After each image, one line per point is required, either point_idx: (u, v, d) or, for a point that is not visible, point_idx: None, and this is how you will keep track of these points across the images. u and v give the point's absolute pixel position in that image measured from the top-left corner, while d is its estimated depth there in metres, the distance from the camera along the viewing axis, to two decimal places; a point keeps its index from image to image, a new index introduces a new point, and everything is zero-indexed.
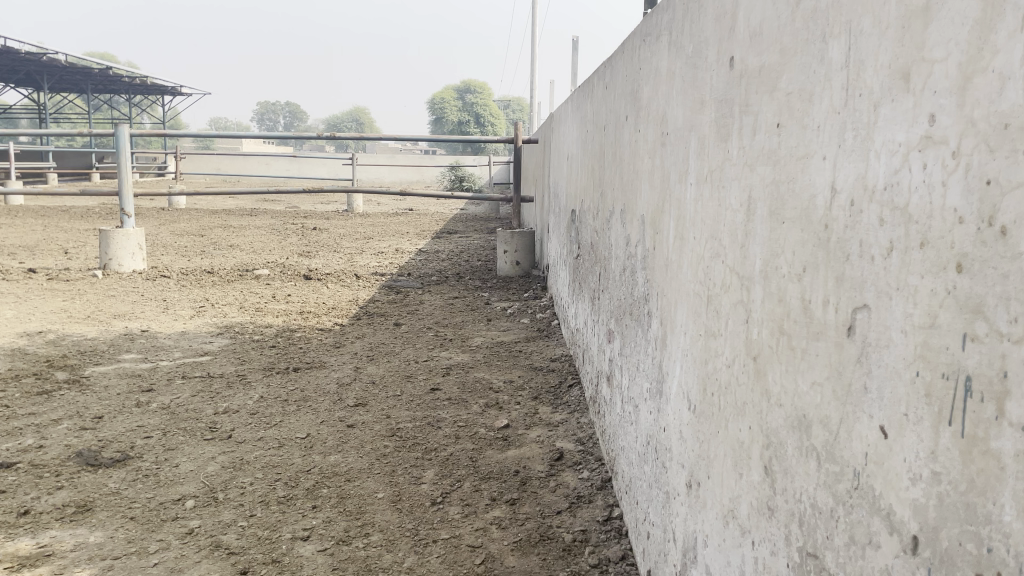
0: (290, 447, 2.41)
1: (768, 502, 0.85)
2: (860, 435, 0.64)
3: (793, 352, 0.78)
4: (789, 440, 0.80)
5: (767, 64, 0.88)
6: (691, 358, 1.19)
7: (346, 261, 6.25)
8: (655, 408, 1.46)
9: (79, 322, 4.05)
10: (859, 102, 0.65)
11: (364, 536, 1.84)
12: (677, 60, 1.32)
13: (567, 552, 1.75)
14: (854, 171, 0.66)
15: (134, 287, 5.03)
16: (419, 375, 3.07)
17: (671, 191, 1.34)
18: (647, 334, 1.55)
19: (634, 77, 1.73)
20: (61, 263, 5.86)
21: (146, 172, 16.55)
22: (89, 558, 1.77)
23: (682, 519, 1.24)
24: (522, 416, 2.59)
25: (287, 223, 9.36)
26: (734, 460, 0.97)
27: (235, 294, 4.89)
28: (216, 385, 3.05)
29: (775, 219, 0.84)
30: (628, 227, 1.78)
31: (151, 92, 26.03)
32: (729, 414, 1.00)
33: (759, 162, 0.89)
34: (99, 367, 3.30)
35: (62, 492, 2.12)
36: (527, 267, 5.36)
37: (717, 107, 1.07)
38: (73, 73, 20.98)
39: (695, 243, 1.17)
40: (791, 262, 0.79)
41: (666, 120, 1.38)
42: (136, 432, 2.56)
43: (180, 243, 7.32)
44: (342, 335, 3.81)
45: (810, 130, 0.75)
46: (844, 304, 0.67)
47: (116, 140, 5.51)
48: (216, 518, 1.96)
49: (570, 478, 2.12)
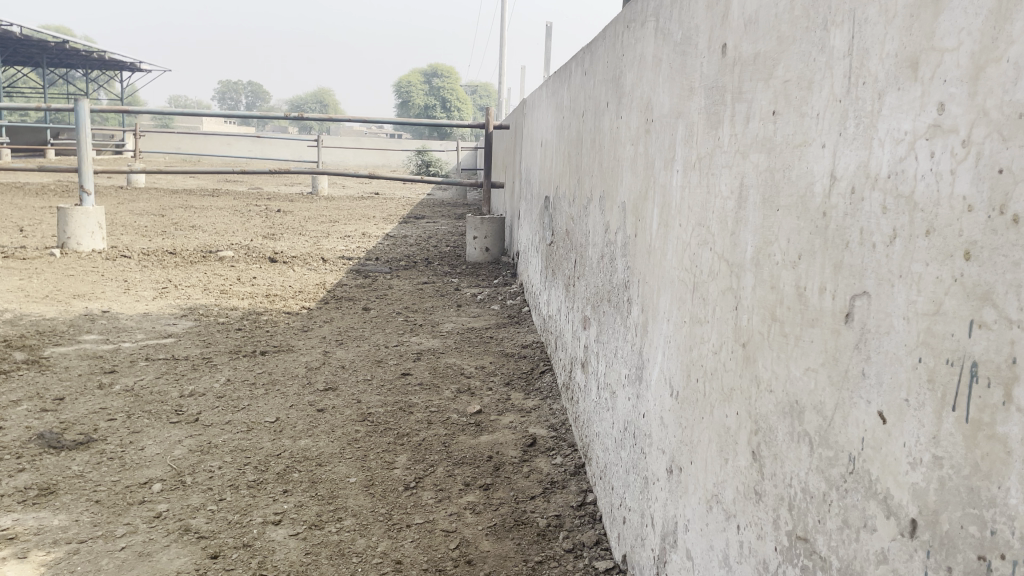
0: (259, 431, 2.38)
1: (756, 486, 0.86)
2: (857, 421, 0.65)
3: (786, 339, 0.79)
4: (779, 425, 0.80)
5: (763, 51, 0.88)
6: (674, 345, 1.20)
7: (312, 244, 6.19)
8: (634, 394, 1.47)
9: (37, 302, 3.95)
10: (862, 90, 0.66)
11: (337, 521, 1.83)
12: (664, 46, 1.32)
13: (542, 537, 1.75)
14: (856, 159, 0.66)
15: (94, 267, 4.92)
16: (389, 360, 3.06)
17: (656, 178, 1.35)
18: (626, 321, 1.56)
19: (617, 63, 1.73)
20: (16, 241, 5.71)
21: (105, 149, 16.17)
22: (54, 542, 1.74)
23: (662, 504, 1.25)
24: (494, 402, 2.59)
25: (251, 205, 9.21)
26: (719, 446, 0.98)
27: (199, 276, 4.81)
28: (181, 368, 3.00)
29: (769, 206, 0.84)
30: (607, 214, 1.79)
31: (110, 68, 25.36)
32: (715, 400, 1.00)
33: (753, 149, 0.90)
34: (59, 347, 3.23)
35: (24, 474, 2.07)
36: (497, 254, 5.35)
37: (707, 94, 1.07)
38: (29, 45, 20.43)
39: (680, 230, 1.18)
40: (785, 250, 0.80)
41: (652, 106, 1.38)
42: (99, 414, 2.50)
43: (141, 223, 7.17)
44: (310, 319, 3.77)
45: (809, 118, 0.75)
46: (841, 292, 0.68)
47: (76, 115, 5.36)
48: (184, 502, 1.93)
49: (543, 464, 2.12)
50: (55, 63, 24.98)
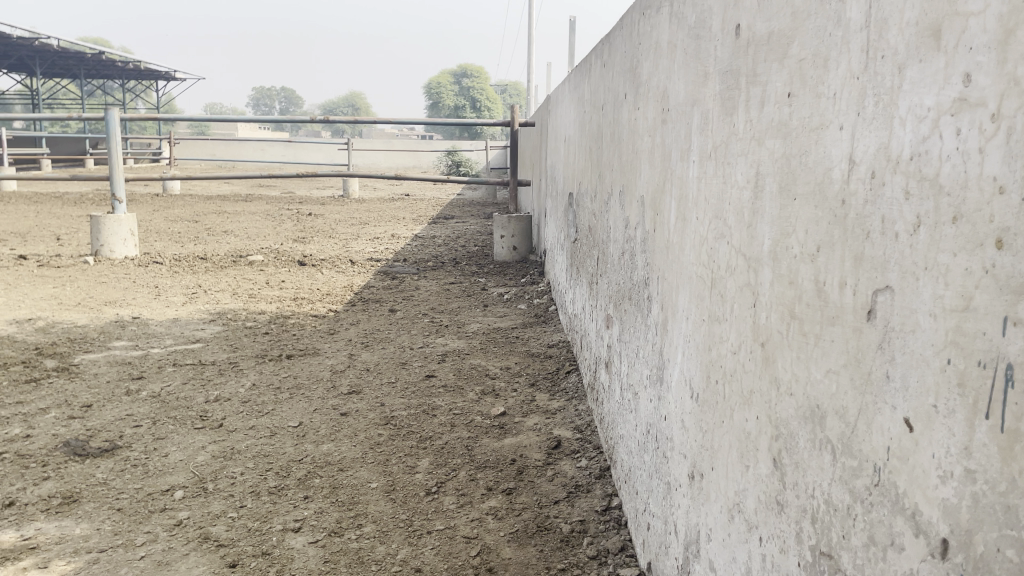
0: (282, 436, 2.36)
1: (777, 497, 0.80)
2: (882, 428, 0.59)
3: (805, 338, 0.73)
4: (800, 432, 0.75)
5: (777, 30, 0.82)
6: (693, 344, 1.14)
7: (341, 246, 6.19)
8: (655, 396, 1.41)
9: (69, 309, 3.99)
10: (881, 65, 0.60)
11: (357, 527, 1.80)
12: (679, 32, 1.26)
13: (565, 543, 1.70)
14: (876, 140, 0.60)
15: (126, 273, 4.97)
16: (414, 362, 3.02)
17: (672, 169, 1.29)
18: (647, 319, 1.50)
19: (633, 53, 1.67)
20: (52, 250, 5.80)
21: (141, 158, 16.42)
22: (75, 551, 1.73)
23: (684, 511, 1.19)
24: (518, 403, 2.55)
25: (281, 208, 9.28)
26: (740, 452, 0.92)
27: (228, 281, 4.83)
28: (207, 373, 3.00)
29: (786, 195, 0.78)
30: (627, 210, 1.73)
31: (146, 78, 25.79)
32: (734, 403, 0.95)
33: (768, 135, 0.84)
34: (89, 354, 3.25)
35: (49, 483, 2.07)
36: (525, 253, 5.30)
37: (722, 79, 1.01)
38: (66, 58, 20.86)
39: (697, 224, 1.12)
40: (803, 242, 0.74)
41: (668, 95, 1.33)
42: (125, 421, 2.51)
43: (175, 230, 7.25)
44: (336, 322, 3.75)
45: (825, 99, 0.69)
46: (863, 286, 0.62)
47: (106, 124, 5.41)
48: (205, 509, 1.91)
49: (567, 467, 2.07)
50: (92, 74, 25.50)
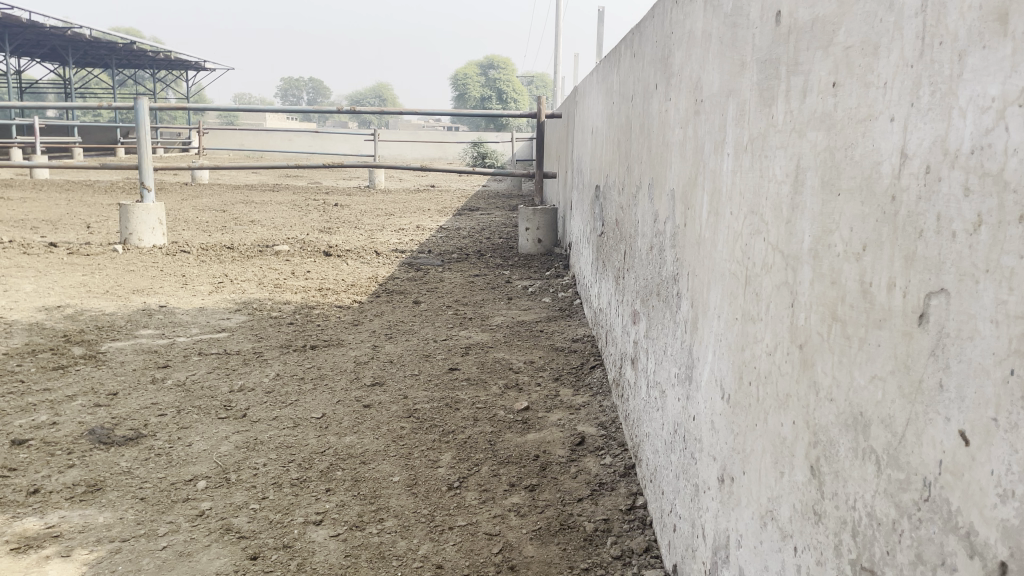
0: (305, 427, 2.35)
1: (815, 506, 0.77)
2: (934, 440, 0.56)
3: (848, 341, 0.70)
4: (841, 440, 0.71)
5: (822, 16, 0.78)
6: (725, 344, 1.10)
7: (366, 237, 6.19)
8: (683, 395, 1.38)
9: (97, 297, 4.02)
10: (939, 52, 0.56)
11: (378, 522, 1.78)
12: (714, 20, 1.22)
13: (588, 542, 1.67)
14: (932, 133, 0.56)
15: (153, 262, 5.00)
16: (438, 354, 3.01)
17: (705, 162, 1.25)
18: (676, 317, 1.46)
19: (665, 42, 1.63)
20: (81, 237, 5.86)
21: (172, 147, 16.55)
22: (98, 540, 1.73)
23: (713, 515, 1.16)
24: (542, 398, 2.52)
25: (308, 199, 9.29)
26: (774, 457, 0.89)
27: (254, 271, 4.84)
28: (232, 362, 3.01)
29: (829, 190, 0.75)
30: (656, 203, 1.69)
31: (177, 68, 26.00)
32: (769, 406, 0.91)
33: (810, 127, 0.80)
34: (116, 342, 3.27)
35: (74, 470, 2.08)
36: (550, 245, 5.26)
37: (760, 68, 0.97)
38: (98, 47, 21.12)
39: (731, 219, 1.08)
40: (847, 240, 0.70)
41: (701, 85, 1.28)
42: (150, 410, 2.51)
43: (202, 219, 7.28)
44: (360, 313, 3.74)
45: (874, 89, 0.66)
46: (914, 288, 0.58)
47: (136, 113, 5.44)
48: (228, 500, 1.91)
49: (591, 464, 2.04)
50: (124, 64, 25.82)
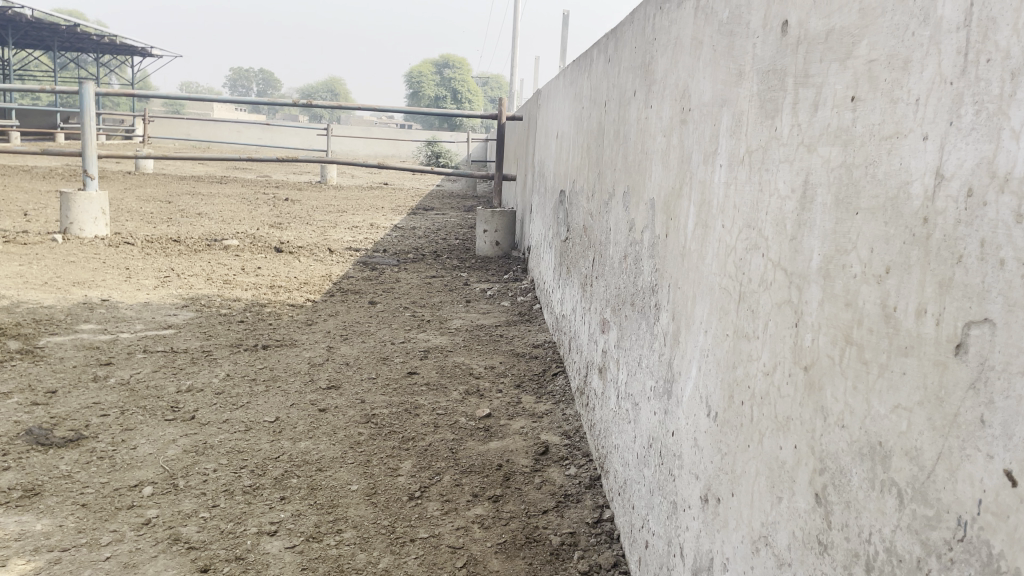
0: (257, 431, 2.26)
1: (819, 536, 0.74)
2: (971, 478, 0.53)
3: (865, 366, 0.67)
4: (854, 469, 0.68)
5: (840, 26, 0.75)
6: (713, 360, 1.07)
7: (319, 234, 6.06)
8: (661, 409, 1.35)
9: (35, 289, 3.83)
10: (987, 68, 0.54)
11: (336, 533, 1.71)
12: (706, 28, 1.19)
13: (555, 557, 1.63)
14: (976, 153, 0.54)
15: (95, 253, 4.80)
16: (395, 357, 2.94)
17: (692, 172, 1.23)
18: (653, 328, 1.43)
19: (647, 48, 1.60)
20: (18, 225, 5.60)
21: (115, 134, 16.02)
22: (35, 549, 1.63)
23: (694, 535, 1.13)
24: (504, 405, 2.48)
25: (258, 192, 9.08)
26: (771, 482, 0.86)
27: (203, 266, 4.68)
28: (180, 361, 2.89)
29: (843, 208, 0.72)
30: (632, 212, 1.66)
31: (123, 53, 25.24)
32: (766, 428, 0.88)
33: (822, 141, 0.77)
34: (55, 337, 3.12)
35: (9, 473, 1.96)
36: (508, 248, 5.23)
37: (762, 79, 0.94)
38: (39, 29, 20.43)
39: (722, 232, 1.05)
40: (867, 262, 0.67)
41: (689, 94, 1.26)
42: (91, 409, 2.39)
43: (146, 210, 7.05)
44: (314, 312, 3.65)
45: (904, 104, 0.63)
46: (951, 316, 0.56)
47: (80, 98, 5.22)
48: (176, 508, 1.82)
49: (555, 474, 2.01)
50: (66, 47, 24.99)
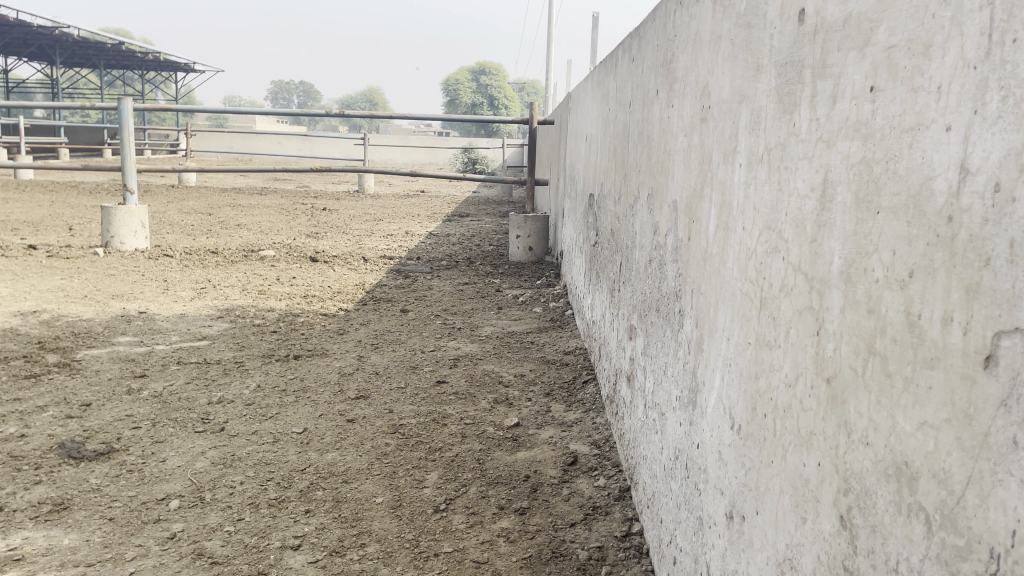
0: (285, 443, 2.25)
1: (845, 561, 0.68)
2: (1004, 505, 0.47)
3: (889, 379, 0.61)
4: (879, 491, 0.62)
5: (857, 12, 0.70)
6: (736, 369, 1.02)
7: (354, 243, 6.08)
8: (686, 420, 1.29)
9: (76, 302, 3.90)
10: (1014, 48, 0.48)
11: (360, 547, 1.69)
12: (724, 22, 1.14)
13: (582, 572, 1.58)
14: (1003, 144, 0.49)
15: (135, 266, 4.87)
16: (425, 366, 2.91)
17: (712, 172, 1.17)
18: (678, 336, 1.38)
19: (668, 45, 1.55)
20: (62, 240, 5.72)
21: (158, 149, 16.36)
22: (61, 564, 1.63)
23: (720, 552, 1.07)
24: (533, 414, 2.43)
25: (296, 203, 9.17)
26: (795, 501, 0.80)
27: (239, 276, 4.72)
28: (212, 372, 2.90)
29: (865, 207, 0.66)
30: (656, 214, 1.61)
31: (166, 68, 25.69)
32: (789, 443, 0.83)
33: (841, 135, 0.72)
34: (92, 349, 3.16)
35: (40, 488, 1.97)
36: (541, 253, 5.18)
37: (780, 72, 0.89)
38: (86, 49, 21.02)
39: (743, 234, 1.00)
40: (889, 264, 0.62)
41: (709, 90, 1.21)
42: (123, 422, 2.40)
43: (187, 222, 7.16)
44: (346, 321, 3.64)
45: (924, 93, 0.57)
46: (978, 325, 0.50)
47: (119, 113, 5.30)
48: (201, 522, 1.81)
49: (584, 485, 1.96)
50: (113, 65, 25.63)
